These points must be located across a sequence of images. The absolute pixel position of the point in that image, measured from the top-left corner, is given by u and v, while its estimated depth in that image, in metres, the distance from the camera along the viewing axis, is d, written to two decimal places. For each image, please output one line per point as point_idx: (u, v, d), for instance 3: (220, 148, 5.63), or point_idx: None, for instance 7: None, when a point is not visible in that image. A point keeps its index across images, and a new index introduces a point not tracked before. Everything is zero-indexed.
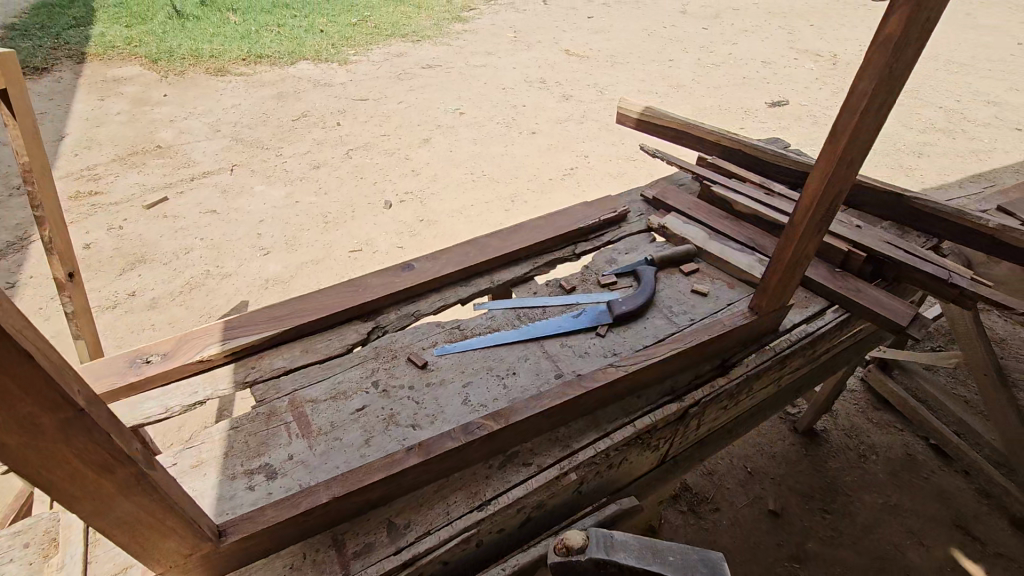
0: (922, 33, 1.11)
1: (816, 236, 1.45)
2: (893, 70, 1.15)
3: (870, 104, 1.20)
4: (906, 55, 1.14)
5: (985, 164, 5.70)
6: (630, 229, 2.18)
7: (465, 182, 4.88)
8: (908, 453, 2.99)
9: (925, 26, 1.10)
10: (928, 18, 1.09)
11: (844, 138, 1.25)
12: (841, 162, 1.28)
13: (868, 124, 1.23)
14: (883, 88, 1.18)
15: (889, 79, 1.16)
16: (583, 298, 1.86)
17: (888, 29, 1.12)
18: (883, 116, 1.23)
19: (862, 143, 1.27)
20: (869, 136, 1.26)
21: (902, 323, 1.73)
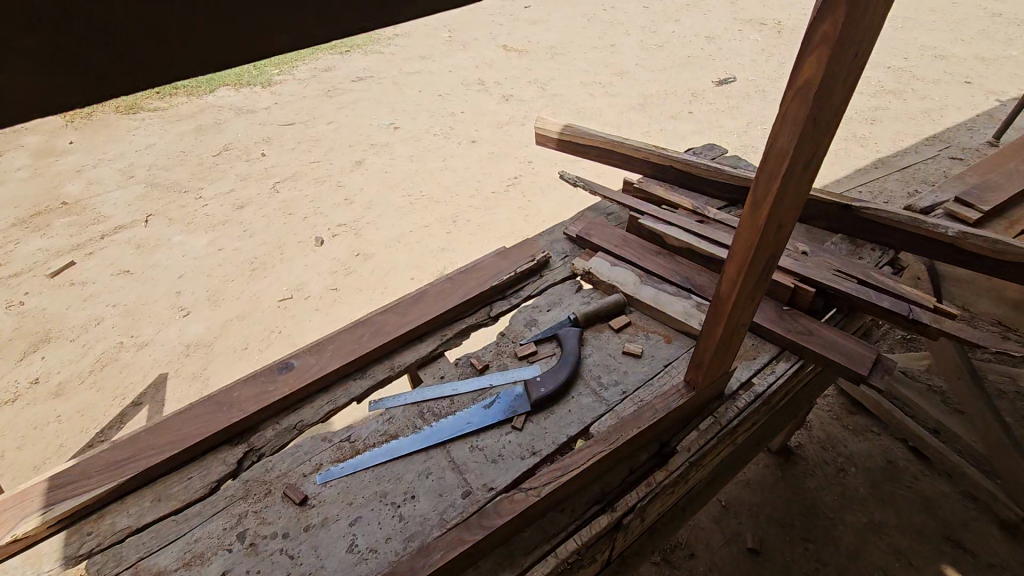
0: (852, 70, 0.82)
1: (751, 304, 1.19)
2: (818, 121, 0.86)
3: (793, 164, 0.91)
4: (832, 101, 0.84)
5: (939, 124, 5.54)
6: (553, 277, 1.90)
7: (402, 206, 4.55)
8: (888, 460, 2.80)
9: (855, 62, 0.81)
10: (858, 52, 0.80)
11: (767, 204, 0.97)
12: (765, 231, 1.01)
13: (793, 186, 0.94)
14: (807, 143, 0.89)
15: (812, 135, 0.87)
16: (496, 380, 1.58)
17: (805, 71, 0.82)
18: (813, 171, 0.95)
19: (791, 204, 0.99)
20: (798, 195, 0.98)
21: (862, 372, 1.49)
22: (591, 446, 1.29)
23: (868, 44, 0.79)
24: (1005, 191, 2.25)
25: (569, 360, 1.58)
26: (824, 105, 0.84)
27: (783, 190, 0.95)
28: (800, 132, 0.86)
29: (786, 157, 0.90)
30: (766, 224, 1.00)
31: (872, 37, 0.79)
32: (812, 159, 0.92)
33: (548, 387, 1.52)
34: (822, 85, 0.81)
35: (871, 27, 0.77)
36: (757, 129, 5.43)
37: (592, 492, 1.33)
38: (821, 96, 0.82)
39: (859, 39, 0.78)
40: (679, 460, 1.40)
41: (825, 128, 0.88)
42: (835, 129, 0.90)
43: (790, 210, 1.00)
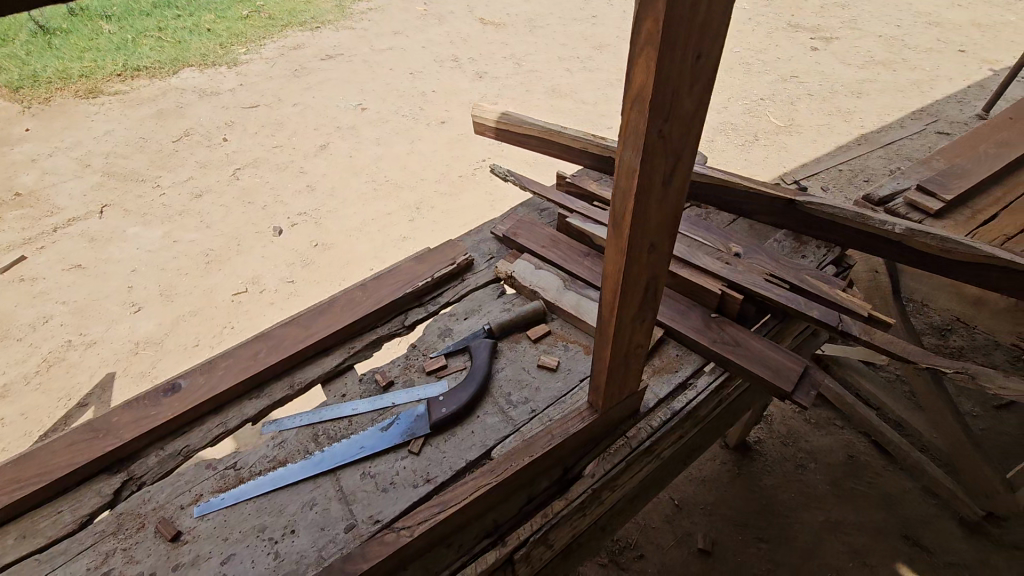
0: (692, 73, 0.70)
1: (639, 323, 1.08)
2: (662, 133, 0.74)
3: (645, 180, 0.80)
4: (676, 108, 0.73)
5: (928, 96, 5.31)
6: (475, 282, 1.78)
7: (365, 193, 4.41)
8: (849, 455, 2.72)
9: (694, 63, 0.69)
10: (695, 51, 0.68)
11: (627, 221, 0.86)
12: (629, 252, 0.90)
13: (650, 201, 0.83)
14: (656, 156, 0.77)
15: (660, 146, 0.76)
16: (399, 398, 1.48)
17: (637, 76, 0.70)
18: (675, 184, 0.84)
19: (657, 221, 0.88)
20: (663, 210, 0.87)
21: (786, 388, 1.38)
22: (477, 478, 1.20)
23: (706, 40, 0.67)
24: (971, 177, 2.10)
25: (477, 376, 1.47)
26: (665, 113, 0.72)
27: (641, 207, 0.84)
28: (644, 145, 0.75)
29: (635, 173, 0.79)
30: (629, 244, 0.89)
31: (711, 33, 0.67)
32: (670, 171, 0.81)
33: (449, 407, 1.41)
34: (656, 91, 0.69)
35: (706, 20, 0.65)
36: (737, 105, 5.23)
37: (483, 524, 1.24)
38: (659, 105, 0.71)
39: (692, 36, 0.66)
40: (581, 487, 1.30)
41: (676, 138, 0.77)
42: (692, 138, 0.79)
43: (658, 227, 0.90)
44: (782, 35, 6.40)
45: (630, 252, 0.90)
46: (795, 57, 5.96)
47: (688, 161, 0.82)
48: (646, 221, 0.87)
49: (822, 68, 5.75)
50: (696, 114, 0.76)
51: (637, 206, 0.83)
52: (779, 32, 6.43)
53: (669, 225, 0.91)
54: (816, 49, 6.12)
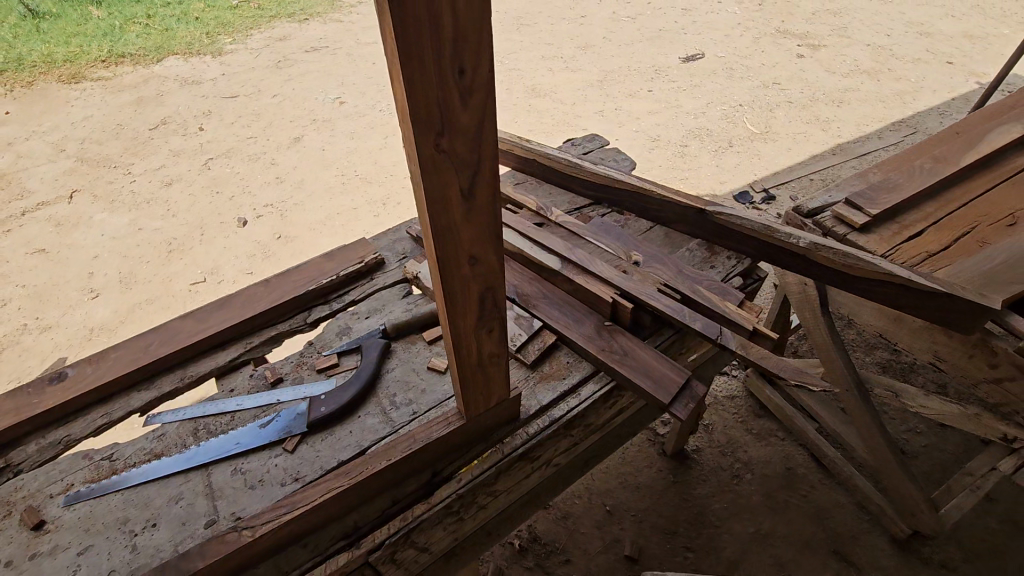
0: (457, 83, 0.62)
1: (482, 334, 1.04)
2: (441, 147, 0.67)
3: (437, 196, 0.73)
4: (450, 121, 0.66)
5: (910, 106, 5.26)
6: (383, 281, 1.79)
7: (334, 186, 4.41)
8: (787, 467, 2.68)
9: (457, 75, 0.62)
10: (453, 60, 0.60)
11: (431, 239, 0.79)
12: (444, 269, 0.84)
13: (451, 218, 0.77)
14: (443, 171, 0.70)
15: (440, 161, 0.69)
16: (283, 395, 1.48)
17: (397, 84, 0.62)
18: (479, 199, 0.77)
19: (471, 236, 0.82)
20: (475, 225, 0.81)
21: (663, 400, 1.39)
22: (332, 480, 1.21)
23: (464, 47, 0.60)
24: (902, 192, 2.08)
25: (361, 376, 1.47)
26: (437, 126, 0.65)
27: (442, 224, 0.77)
28: (420, 161, 0.68)
29: (421, 190, 0.71)
30: (442, 261, 0.83)
31: (468, 40, 0.60)
32: (467, 185, 0.74)
33: (328, 406, 1.41)
34: (414, 102, 0.62)
35: (456, 25, 0.58)
36: (715, 110, 5.20)
37: (342, 525, 1.25)
38: (425, 119, 0.63)
39: (441, 43, 0.59)
40: (448, 490, 1.30)
41: (463, 153, 0.70)
42: (485, 151, 0.72)
43: (473, 242, 0.83)
44: (769, 40, 6.36)
45: (445, 268, 0.84)
46: (780, 63, 5.92)
47: (489, 175, 0.75)
48: (456, 237, 0.80)
49: (806, 75, 5.71)
50: (482, 126, 0.69)
51: (437, 223, 0.77)
52: (766, 37, 6.38)
53: (489, 238, 0.84)
54: (802, 56, 6.08)
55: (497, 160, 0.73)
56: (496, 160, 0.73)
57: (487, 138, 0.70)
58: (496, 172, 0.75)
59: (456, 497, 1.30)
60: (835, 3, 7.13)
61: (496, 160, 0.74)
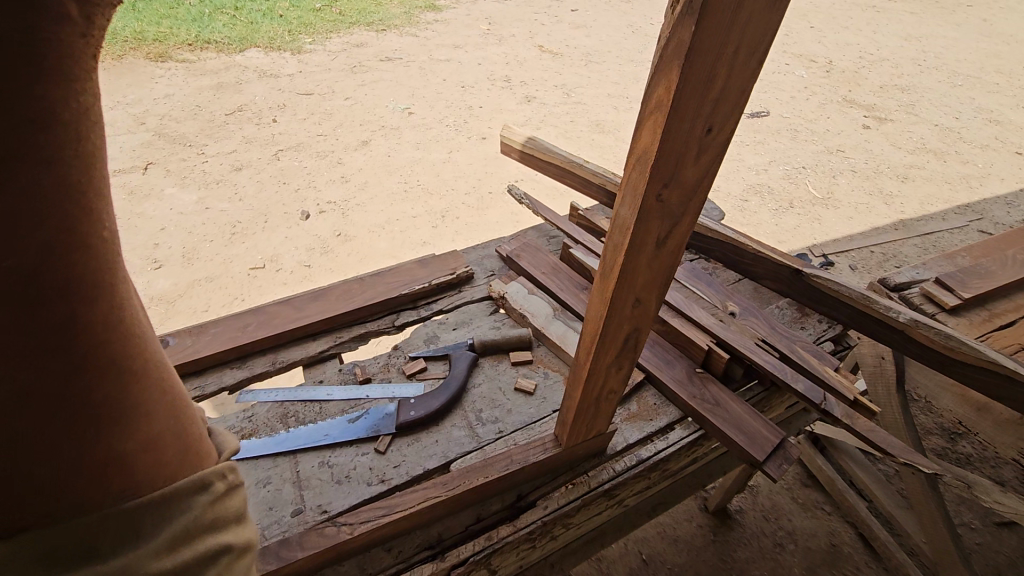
0: (701, 141, 0.72)
1: (614, 369, 1.11)
2: (661, 196, 0.77)
3: (639, 238, 0.82)
4: (678, 175, 0.75)
5: (977, 192, 5.19)
6: (471, 294, 1.81)
7: (396, 193, 4.50)
8: (832, 543, 2.58)
9: (703, 134, 0.71)
10: (706, 122, 0.69)
11: (614, 274, 0.89)
12: (615, 304, 0.93)
13: (637, 260, 0.86)
14: (653, 215, 0.80)
15: (654, 209, 0.78)
16: (372, 391, 1.49)
17: (644, 137, 0.72)
18: (667, 246, 0.87)
19: (647, 276, 0.91)
20: (654, 266, 0.89)
21: (758, 457, 1.37)
22: (428, 489, 1.22)
23: (718, 113, 0.69)
24: (995, 280, 2.05)
25: (451, 386, 1.47)
26: (667, 179, 0.75)
27: (631, 261, 0.86)
28: (641, 204, 0.77)
29: (630, 229, 0.80)
30: (615, 297, 0.91)
31: (725, 107, 0.69)
32: (665, 230, 0.83)
33: (418, 411, 1.41)
34: (658, 155, 0.71)
35: (721, 94, 0.67)
36: (777, 169, 5.22)
37: (426, 534, 1.24)
38: (662, 168, 0.73)
39: (705, 108, 0.67)
40: (532, 517, 1.29)
41: (674, 203, 0.79)
42: (691, 204, 0.81)
43: (646, 282, 0.92)
44: (835, 107, 6.37)
45: (615, 302, 0.92)
46: (845, 131, 5.92)
47: (686, 226, 0.84)
48: (635, 275, 0.89)
49: (871, 147, 5.69)
50: (700, 181, 0.78)
51: (627, 260, 0.85)
52: (832, 104, 6.40)
53: (659, 280, 0.93)
54: (867, 127, 6.07)
55: (696, 214, 0.83)
56: (696, 215, 0.82)
57: (699, 192, 0.79)
58: (691, 223, 0.84)
59: (540, 524, 1.29)
60: (904, 79, 7.13)
61: (695, 213, 0.82)
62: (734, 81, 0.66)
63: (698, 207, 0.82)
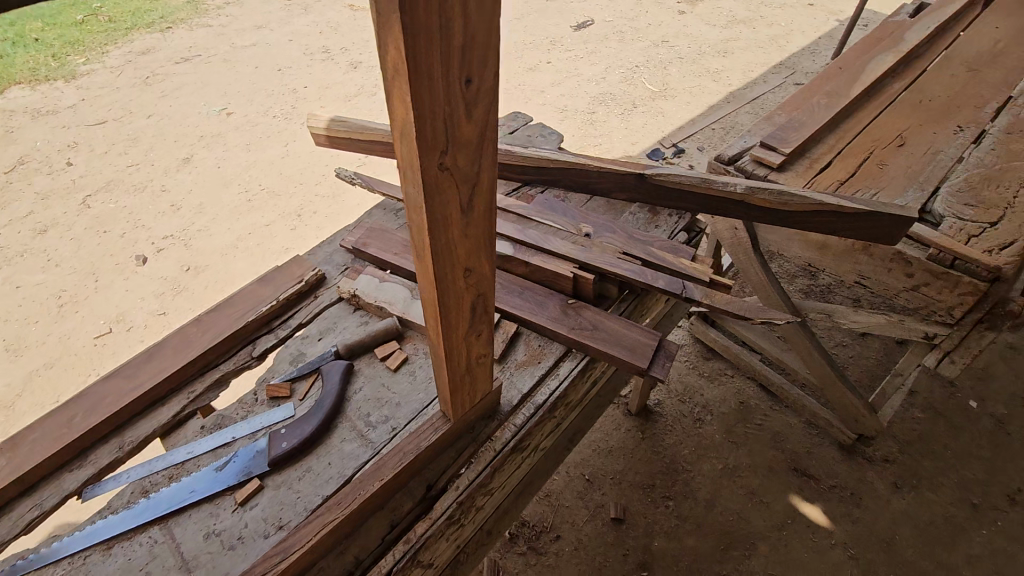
0: (464, 94, 0.64)
1: (473, 340, 1.06)
2: (444, 166, 0.69)
3: (440, 214, 0.75)
4: (455, 137, 0.68)
5: (786, 49, 5.64)
6: (326, 298, 1.68)
7: (238, 204, 4.10)
8: (741, 402, 2.84)
9: (464, 87, 0.63)
10: (462, 73, 0.62)
11: (429, 257, 0.81)
12: (443, 282, 0.86)
13: (445, 236, 0.79)
14: (445, 187, 0.72)
15: (439, 181, 0.71)
16: (238, 432, 1.36)
17: (399, 110, 0.64)
18: (479, 211, 0.81)
19: (468, 243, 0.85)
20: (471, 234, 0.84)
21: (642, 365, 1.42)
22: (325, 514, 1.14)
23: (472, 60, 0.62)
24: (807, 128, 2.27)
25: (326, 403, 1.37)
26: (443, 146, 0.67)
27: (441, 235, 0.78)
28: (424, 180, 0.69)
29: (423, 207, 0.73)
30: (440, 276, 0.85)
31: (479, 51, 0.62)
32: (467, 194, 0.77)
33: (291, 440, 1.31)
34: (422, 126, 0.63)
35: (466, 38, 0.59)
36: (613, 75, 5.35)
37: (342, 561, 1.17)
38: (433, 139, 0.65)
39: (453, 58, 0.60)
40: (448, 501, 1.25)
41: (464, 166, 0.73)
42: (483, 163, 0.75)
43: (468, 250, 0.86)
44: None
45: (442, 281, 0.86)
46: (664, 21, 6.15)
47: (487, 186, 0.79)
48: (454, 246, 0.82)
49: (689, 30, 5.95)
50: (483, 135, 0.71)
51: (435, 235, 0.78)
52: None
53: (484, 244, 0.88)
54: (683, 12, 6.33)
55: (492, 169, 0.77)
56: (492, 170, 0.77)
57: (485, 146, 0.73)
58: (492, 180, 0.79)
59: (457, 505, 1.25)
60: None
61: (494, 167, 0.77)
62: (474, 22, 0.59)
63: (494, 156, 0.76)
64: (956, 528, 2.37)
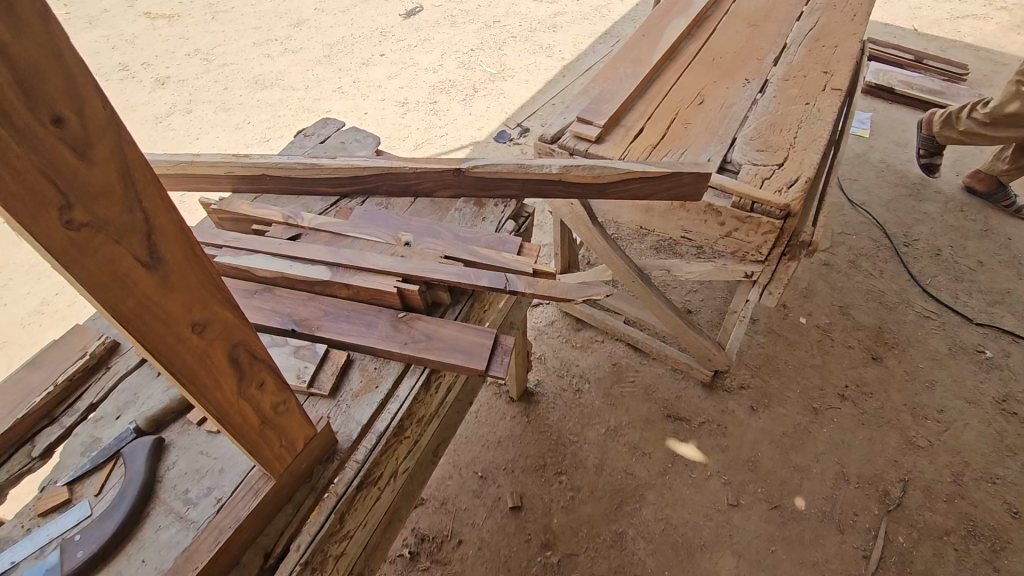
0: (57, 134, 0.52)
1: (252, 393, 0.94)
2: (74, 222, 0.57)
3: (106, 278, 0.62)
4: (74, 188, 0.55)
5: (610, 18, 5.90)
6: (123, 367, 1.45)
7: (37, 261, 3.50)
8: (613, 363, 2.97)
9: (50, 127, 0.51)
10: (37, 113, 0.50)
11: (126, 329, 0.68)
12: (164, 349, 0.73)
13: (132, 299, 0.66)
14: (94, 247, 0.60)
15: (77, 243, 0.58)
16: (20, 554, 1.13)
17: None
18: (175, 260, 0.69)
19: (180, 296, 0.72)
20: (176, 285, 0.71)
21: (480, 368, 1.39)
22: None
23: (45, 93, 0.50)
24: (617, 99, 2.37)
25: (130, 491, 1.19)
26: (58, 202, 0.55)
27: (126, 299, 0.66)
28: (52, 248, 0.56)
29: (74, 277, 0.60)
30: (155, 344, 0.72)
31: (48, 81, 0.50)
32: (143, 244, 0.65)
33: (88, 546, 1.11)
34: (2, 187, 0.50)
35: (18, 73, 0.47)
36: (450, 61, 5.29)
37: None
38: (31, 196, 0.52)
39: (4, 100, 0.47)
40: (290, 563, 1.13)
41: (114, 217, 0.60)
42: (147, 209, 0.63)
43: (185, 306, 0.74)
44: None
45: (161, 348, 0.73)
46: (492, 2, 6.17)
47: (169, 231, 0.67)
48: (157, 306, 0.70)
49: (518, 8, 6.02)
50: (124, 176, 0.60)
51: (114, 301, 0.65)
52: None
53: (207, 291, 0.76)
54: None
55: (164, 210, 0.65)
56: (165, 212, 0.65)
57: (136, 186, 0.61)
58: (172, 222, 0.67)
59: (302, 565, 1.14)
60: None
61: (165, 206, 0.65)
62: (20, 53, 0.47)
63: (158, 193, 0.64)
64: (803, 433, 2.68)
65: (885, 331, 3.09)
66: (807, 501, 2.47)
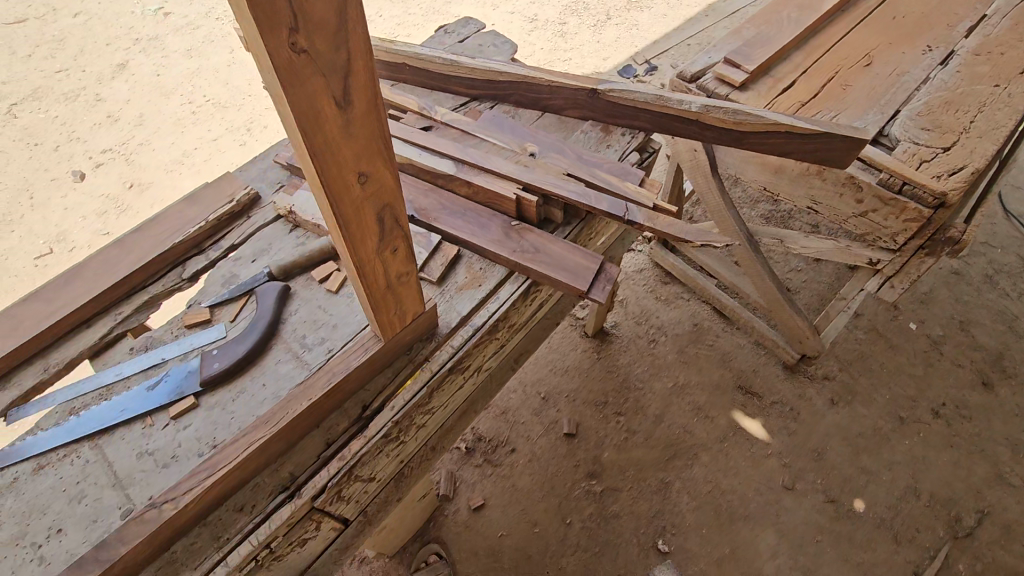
0: None
1: (386, 255, 1.02)
2: (297, 48, 0.61)
3: (307, 109, 0.68)
4: (303, 15, 0.60)
5: None
6: (260, 218, 1.60)
7: (181, 116, 3.82)
8: (694, 323, 2.92)
9: None
10: None
11: (310, 161, 0.75)
12: (333, 190, 0.80)
13: (321, 135, 0.72)
14: (305, 76, 0.65)
15: (294, 69, 0.63)
16: (169, 354, 1.32)
17: None
18: (360, 108, 0.74)
19: (356, 143, 0.78)
20: (356, 132, 0.76)
21: (582, 288, 1.41)
22: (254, 432, 1.15)
23: None
24: (775, 44, 2.16)
25: (259, 324, 1.34)
26: (289, 24, 0.59)
27: (317, 133, 0.71)
28: (276, 66, 0.61)
29: (284, 100, 0.66)
30: (328, 183, 0.79)
31: None
32: (340, 85, 0.69)
33: (223, 361, 1.29)
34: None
35: None
36: None
37: (278, 477, 1.19)
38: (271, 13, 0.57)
39: None
40: (383, 419, 1.26)
41: (326, 52, 0.65)
42: (352, 51, 0.67)
43: (358, 155, 0.79)
44: None
45: (332, 188, 0.80)
46: None
47: (363, 78, 0.71)
48: (337, 147, 0.75)
49: None
50: (342, 14, 0.63)
51: (308, 132, 0.71)
52: None
53: (377, 146, 0.81)
54: None
55: (364, 57, 0.69)
56: (364, 58, 0.69)
57: (349, 26, 0.65)
58: (366, 70, 0.71)
59: (393, 423, 1.26)
60: None
61: (366, 51, 0.68)
62: None
63: (364, 37, 0.67)
64: (882, 439, 2.55)
65: (1007, 356, 2.79)
66: (867, 505, 2.39)
